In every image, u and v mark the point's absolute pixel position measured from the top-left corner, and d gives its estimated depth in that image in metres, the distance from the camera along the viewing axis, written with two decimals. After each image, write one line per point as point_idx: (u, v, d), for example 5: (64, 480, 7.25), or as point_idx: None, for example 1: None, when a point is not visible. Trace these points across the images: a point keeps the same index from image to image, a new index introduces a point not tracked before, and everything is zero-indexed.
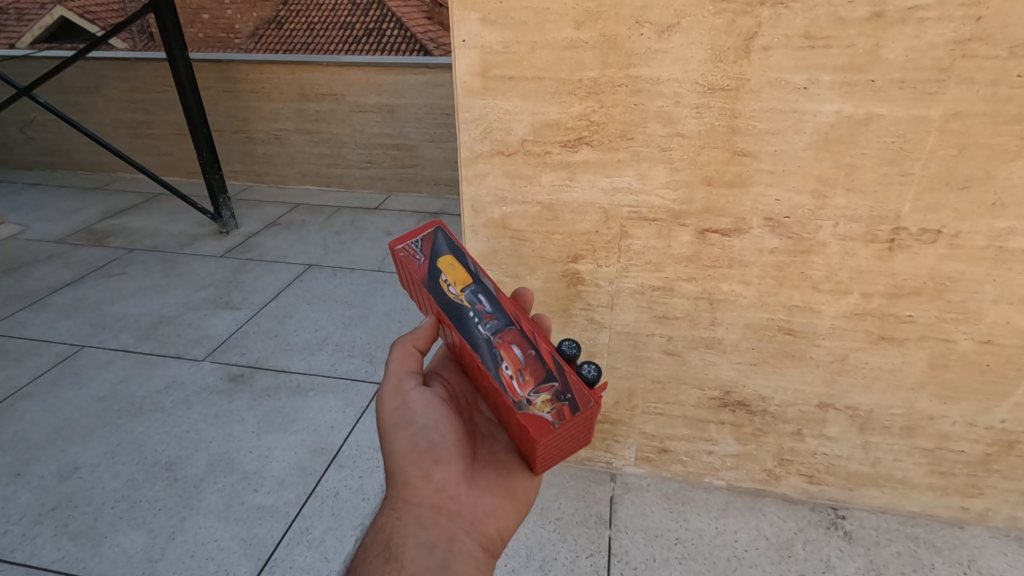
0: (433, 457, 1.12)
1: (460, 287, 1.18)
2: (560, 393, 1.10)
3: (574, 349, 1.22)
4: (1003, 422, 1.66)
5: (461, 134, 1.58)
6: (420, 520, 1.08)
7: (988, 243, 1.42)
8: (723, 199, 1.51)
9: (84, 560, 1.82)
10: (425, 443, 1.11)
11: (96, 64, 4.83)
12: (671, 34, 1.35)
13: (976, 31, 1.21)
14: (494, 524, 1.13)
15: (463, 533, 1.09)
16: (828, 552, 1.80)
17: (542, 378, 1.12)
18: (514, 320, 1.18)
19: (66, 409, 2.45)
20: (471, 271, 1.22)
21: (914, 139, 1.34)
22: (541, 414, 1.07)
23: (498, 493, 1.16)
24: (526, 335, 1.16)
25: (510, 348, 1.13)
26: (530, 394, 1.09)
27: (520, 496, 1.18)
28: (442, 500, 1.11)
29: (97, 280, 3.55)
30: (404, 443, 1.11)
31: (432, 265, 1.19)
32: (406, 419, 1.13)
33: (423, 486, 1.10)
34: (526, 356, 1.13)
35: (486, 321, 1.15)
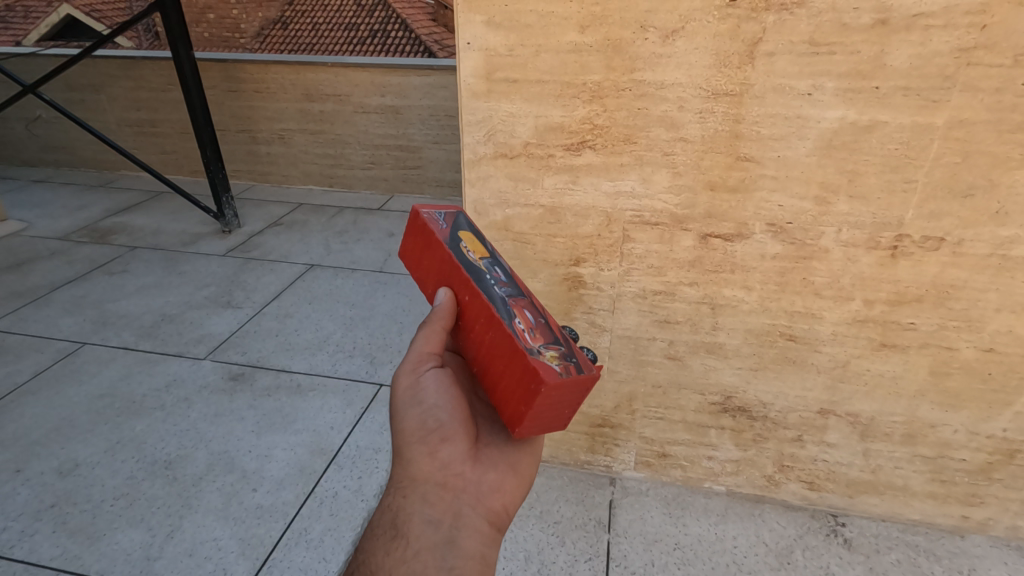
0: (437, 431, 1.03)
1: (479, 257, 1.18)
2: (567, 354, 1.04)
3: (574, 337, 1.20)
4: (1005, 430, 1.66)
5: (464, 136, 1.58)
6: (425, 496, 1.00)
7: (991, 251, 1.42)
8: (725, 204, 1.51)
9: (83, 557, 1.82)
10: (433, 420, 1.03)
11: (101, 62, 4.85)
12: (675, 39, 1.35)
13: (981, 39, 1.21)
14: (499, 498, 1.04)
15: (468, 507, 1.01)
16: (827, 559, 1.79)
17: (551, 338, 1.06)
18: (526, 293, 1.16)
19: (66, 407, 2.45)
20: (489, 252, 1.23)
21: (918, 146, 1.34)
22: (550, 363, 0.98)
23: (504, 469, 1.07)
24: (537, 307, 1.13)
25: (523, 311, 1.09)
26: (540, 346, 1.02)
27: (525, 471, 1.08)
28: (447, 477, 1.02)
29: (100, 278, 3.55)
30: (412, 422, 1.02)
31: (455, 232, 1.20)
32: (417, 396, 1.04)
33: (428, 462, 1.02)
34: (537, 321, 1.09)
35: (501, 285, 1.13)
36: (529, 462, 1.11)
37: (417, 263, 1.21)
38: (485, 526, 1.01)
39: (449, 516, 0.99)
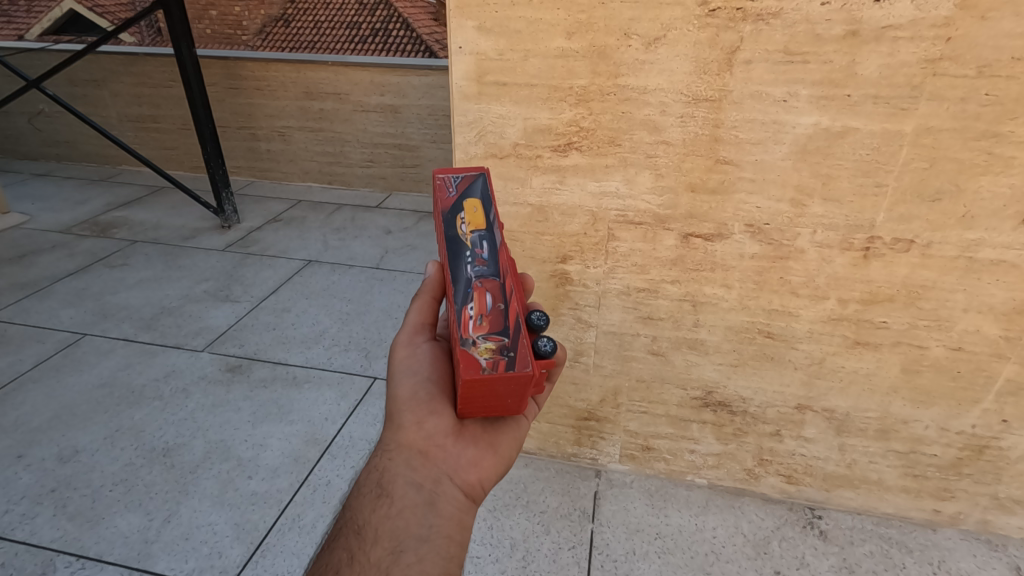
0: (424, 404, 1.06)
1: (472, 229, 1.13)
2: (505, 347, 0.98)
3: (543, 320, 1.05)
4: (974, 427, 1.72)
5: (456, 137, 1.64)
6: (408, 462, 1.05)
7: (958, 253, 1.48)
8: (706, 205, 1.57)
9: (82, 540, 1.87)
10: (423, 392, 1.07)
11: (104, 58, 4.90)
12: (657, 46, 1.41)
13: (946, 50, 1.27)
14: (475, 474, 1.07)
15: (447, 478, 1.05)
16: (803, 550, 1.85)
17: (499, 328, 1.01)
18: (503, 272, 1.08)
19: (67, 395, 2.51)
20: (492, 219, 1.16)
21: (888, 152, 1.40)
22: (479, 358, 0.97)
23: (485, 445, 1.09)
24: (505, 289, 1.06)
25: (482, 295, 1.05)
26: (476, 337, 0.99)
27: (503, 450, 1.11)
28: (430, 447, 1.06)
29: (100, 270, 3.61)
30: (403, 391, 1.08)
31: (459, 201, 1.18)
32: (411, 365, 1.10)
33: (414, 432, 1.06)
34: (493, 307, 1.03)
35: (476, 264, 1.09)
36: (509, 441, 1.13)
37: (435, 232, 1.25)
38: (462, 496, 1.06)
39: (429, 484, 1.04)
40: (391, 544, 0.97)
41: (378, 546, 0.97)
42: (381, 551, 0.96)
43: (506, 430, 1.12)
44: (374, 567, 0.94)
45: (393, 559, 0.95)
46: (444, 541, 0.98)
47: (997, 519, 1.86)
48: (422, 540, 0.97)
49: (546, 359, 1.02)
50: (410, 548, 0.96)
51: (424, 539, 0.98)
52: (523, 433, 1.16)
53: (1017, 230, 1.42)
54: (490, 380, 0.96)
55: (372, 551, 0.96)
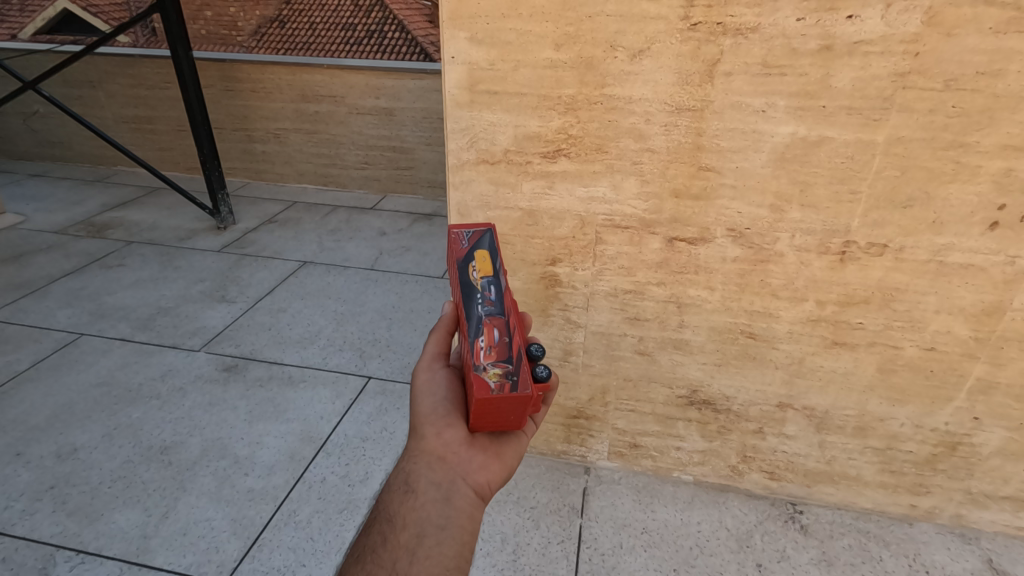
0: (442, 416, 1.10)
1: (482, 275, 1.22)
2: (510, 372, 1.05)
3: (541, 351, 1.12)
4: (947, 424, 1.79)
5: (449, 143, 1.70)
6: (428, 464, 1.06)
7: (929, 257, 1.54)
8: (689, 210, 1.63)
9: (81, 535, 1.91)
10: (442, 408, 1.11)
11: (100, 60, 4.93)
12: (642, 58, 1.47)
13: (915, 65, 1.34)
14: (489, 477, 1.08)
15: (464, 478, 1.06)
16: (784, 544, 1.91)
17: (504, 355, 1.08)
18: (508, 310, 1.16)
19: (64, 395, 2.54)
20: (500, 267, 1.25)
21: (861, 160, 1.47)
22: (488, 379, 1.04)
23: (499, 452, 1.12)
24: (510, 325, 1.13)
25: (491, 330, 1.12)
26: (486, 363, 1.07)
27: (511, 459, 1.12)
28: (448, 452, 1.07)
29: (97, 271, 3.64)
30: (423, 408, 1.12)
31: (471, 251, 1.27)
32: (429, 385, 1.15)
33: (433, 438, 1.08)
34: (499, 339, 1.10)
35: (485, 304, 1.17)
36: (517, 449, 1.15)
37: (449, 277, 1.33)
38: (477, 496, 1.06)
39: (447, 483, 1.04)
40: (415, 531, 0.99)
41: (404, 532, 0.99)
42: (407, 536, 0.98)
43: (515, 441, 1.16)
44: (401, 550, 0.97)
45: (417, 543, 0.97)
46: (460, 534, 1.00)
47: (970, 513, 1.93)
48: (441, 530, 0.99)
49: (541, 383, 1.13)
50: (431, 536, 0.98)
51: (442, 529, 0.99)
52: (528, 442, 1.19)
53: (984, 235, 1.49)
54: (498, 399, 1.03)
55: (398, 537, 0.99)
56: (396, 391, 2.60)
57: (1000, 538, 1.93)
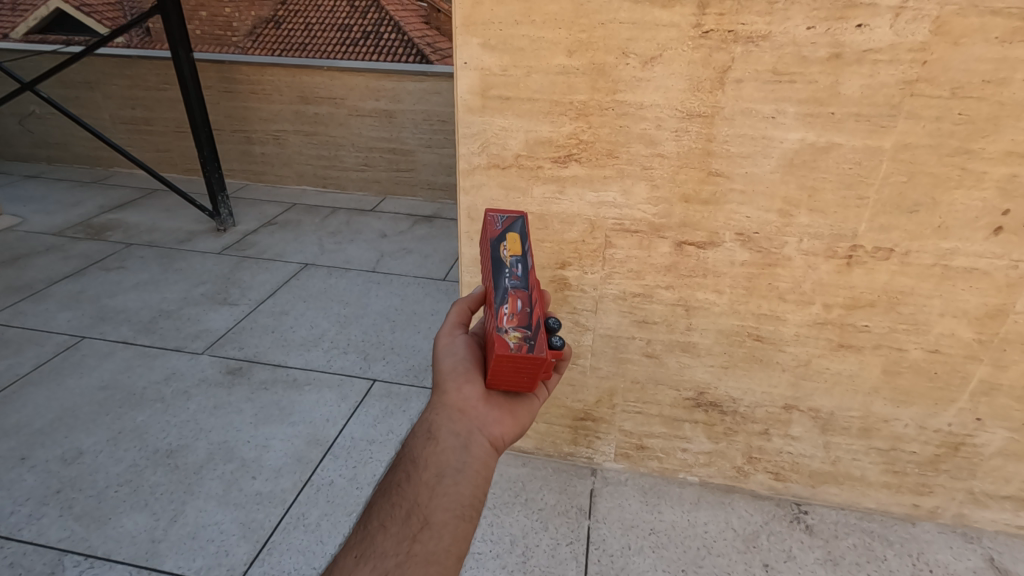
0: (463, 372, 1.11)
1: (513, 254, 1.23)
2: (527, 337, 1.06)
3: (559, 323, 1.14)
4: (950, 425, 1.82)
5: (460, 147, 1.71)
6: (448, 415, 1.06)
7: (934, 261, 1.57)
8: (699, 215, 1.65)
9: (89, 539, 1.91)
10: (462, 365, 1.13)
11: (98, 61, 4.90)
12: (654, 64, 1.49)
13: (922, 73, 1.36)
14: (505, 431, 1.08)
15: (481, 429, 1.06)
16: (789, 544, 1.94)
17: (525, 321, 1.09)
18: (533, 285, 1.17)
19: (68, 398, 2.53)
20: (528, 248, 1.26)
21: (869, 166, 1.49)
22: (508, 340, 1.05)
23: (515, 409, 1.12)
24: (534, 298, 1.14)
25: (515, 300, 1.13)
26: (507, 326, 1.08)
27: (527, 418, 1.12)
28: (467, 405, 1.08)
29: (96, 273, 3.62)
30: (445, 365, 1.13)
31: (504, 233, 1.29)
32: (451, 347, 1.17)
33: (453, 392, 1.09)
34: (522, 308, 1.11)
35: (512, 277, 1.18)
36: (535, 409, 1.15)
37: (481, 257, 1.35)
38: (493, 448, 1.06)
39: (466, 432, 1.04)
40: (434, 471, 0.99)
41: (425, 471, 0.99)
42: (427, 475, 0.99)
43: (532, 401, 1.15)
44: (422, 487, 0.97)
45: (436, 482, 0.98)
46: (476, 478, 0.99)
47: (972, 512, 1.96)
48: (458, 472, 0.99)
49: (555, 351, 1.11)
50: (449, 476, 0.98)
51: (459, 472, 0.99)
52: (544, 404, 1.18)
53: (988, 240, 1.52)
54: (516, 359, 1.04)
55: (419, 475, 0.99)
56: (401, 393, 2.61)
57: (1001, 537, 1.96)
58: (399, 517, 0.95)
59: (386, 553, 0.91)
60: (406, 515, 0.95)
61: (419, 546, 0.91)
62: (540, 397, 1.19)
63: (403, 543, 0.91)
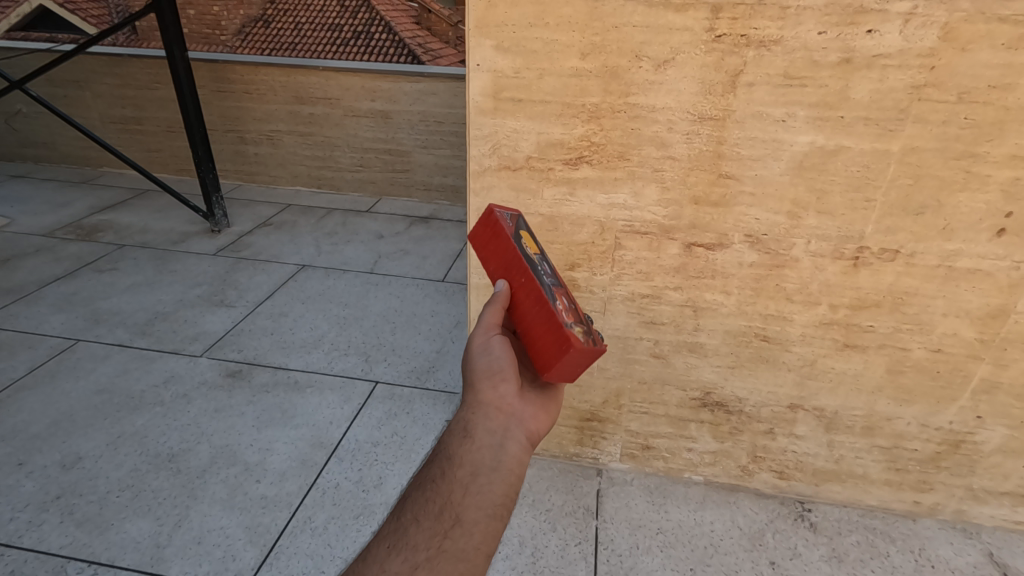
0: (498, 371, 1.08)
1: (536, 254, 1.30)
2: (587, 333, 1.16)
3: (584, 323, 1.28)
4: (951, 423, 1.85)
5: (471, 149, 1.71)
6: (484, 413, 1.03)
7: (938, 262, 1.60)
8: (708, 217, 1.67)
9: (92, 546, 1.88)
10: (498, 364, 1.09)
11: (87, 59, 4.82)
12: (666, 68, 1.50)
13: (930, 78, 1.39)
14: (539, 426, 1.07)
15: (518, 426, 1.04)
16: (795, 541, 1.96)
17: (576, 318, 1.20)
18: (562, 285, 1.28)
19: (65, 402, 2.49)
20: (539, 248, 1.36)
21: (876, 169, 1.52)
22: (577, 334, 1.12)
23: (544, 403, 1.13)
24: (569, 296, 1.26)
25: (561, 298, 1.22)
26: (570, 323, 1.14)
27: (555, 409, 1.13)
28: (504, 403, 1.05)
29: (89, 275, 3.56)
30: (479, 364, 1.09)
31: (516, 229, 1.33)
32: (487, 347, 1.11)
33: (489, 391, 1.06)
34: (569, 306, 1.21)
35: (547, 275, 1.25)
36: (560, 402, 1.16)
37: (485, 253, 1.31)
38: (529, 443, 1.04)
39: (503, 430, 1.02)
40: (469, 470, 0.97)
41: (460, 469, 0.97)
42: (462, 473, 0.97)
43: (557, 391, 1.18)
44: (456, 484, 0.96)
45: (471, 480, 0.96)
46: (511, 477, 0.98)
47: (971, 509, 2.00)
48: (493, 471, 0.97)
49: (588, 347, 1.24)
50: (484, 475, 0.96)
51: (494, 471, 0.97)
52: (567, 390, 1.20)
53: (991, 242, 1.55)
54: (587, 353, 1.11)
55: (454, 472, 0.97)
56: (404, 395, 2.60)
57: (999, 532, 2.01)
58: (432, 512, 0.94)
59: (417, 546, 0.90)
60: (439, 511, 0.93)
61: (449, 543, 0.91)
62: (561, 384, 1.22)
63: (434, 538, 0.91)
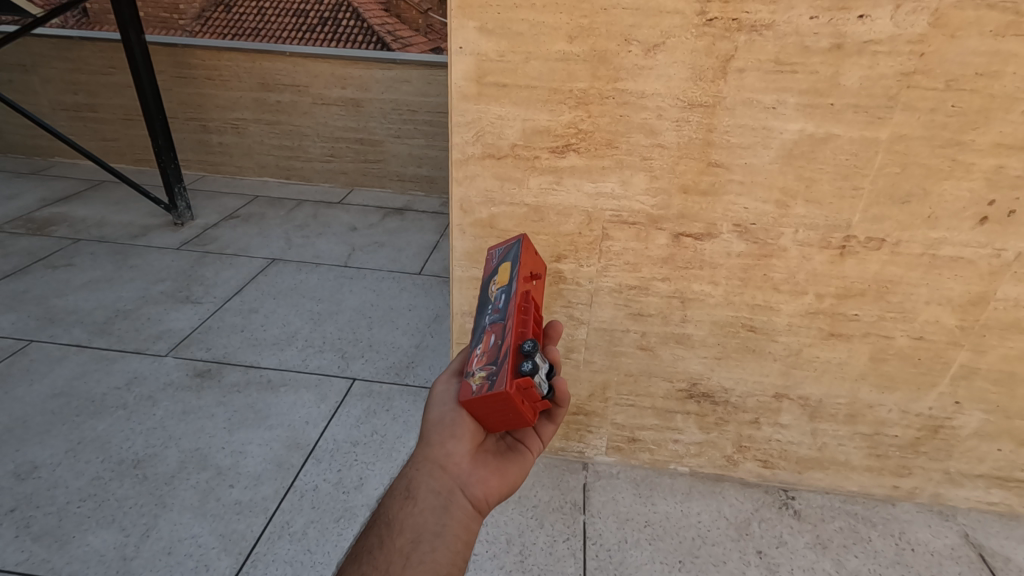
0: (451, 426, 1.13)
1: (498, 286, 1.34)
2: (489, 373, 1.10)
3: (530, 346, 1.11)
4: (930, 409, 1.88)
5: (453, 136, 1.64)
6: (430, 471, 1.09)
7: (923, 250, 1.61)
8: (697, 206, 1.64)
9: (51, 561, 1.76)
10: (450, 417, 1.14)
11: (34, 41, 4.52)
12: (656, 52, 1.46)
13: (920, 65, 1.38)
14: (487, 491, 1.11)
15: (463, 489, 1.09)
16: (780, 529, 1.96)
17: (492, 357, 1.13)
18: (507, 313, 1.21)
19: (18, 407, 2.34)
20: (512, 274, 1.34)
21: (864, 157, 1.51)
22: (469, 382, 1.12)
23: (500, 467, 1.15)
24: (504, 327, 1.18)
25: (489, 336, 1.20)
26: (475, 368, 1.15)
27: (511, 478, 1.15)
28: (449, 462, 1.10)
29: (41, 272, 3.35)
30: (433, 415, 1.16)
31: (497, 267, 1.44)
32: (442, 398, 1.19)
33: (436, 446, 1.11)
34: (491, 344, 1.17)
35: (492, 313, 1.27)
36: (521, 468, 1.18)
37: None
38: (473, 508, 1.08)
39: (447, 491, 1.07)
40: (410, 537, 1.01)
41: (400, 537, 1.01)
42: (402, 540, 1.00)
43: (519, 456, 1.19)
44: (396, 554, 0.99)
45: (412, 548, 0.99)
46: (456, 543, 1.02)
47: (947, 491, 2.04)
48: (436, 536, 1.01)
49: (526, 377, 1.07)
50: (427, 542, 1.00)
51: (438, 536, 1.01)
52: (532, 461, 1.21)
53: (974, 230, 1.56)
54: (478, 400, 1.08)
55: (393, 541, 1.01)
56: (383, 393, 2.52)
57: (974, 513, 2.05)
58: None
59: None
60: None
61: None
62: (529, 453, 1.22)
63: None
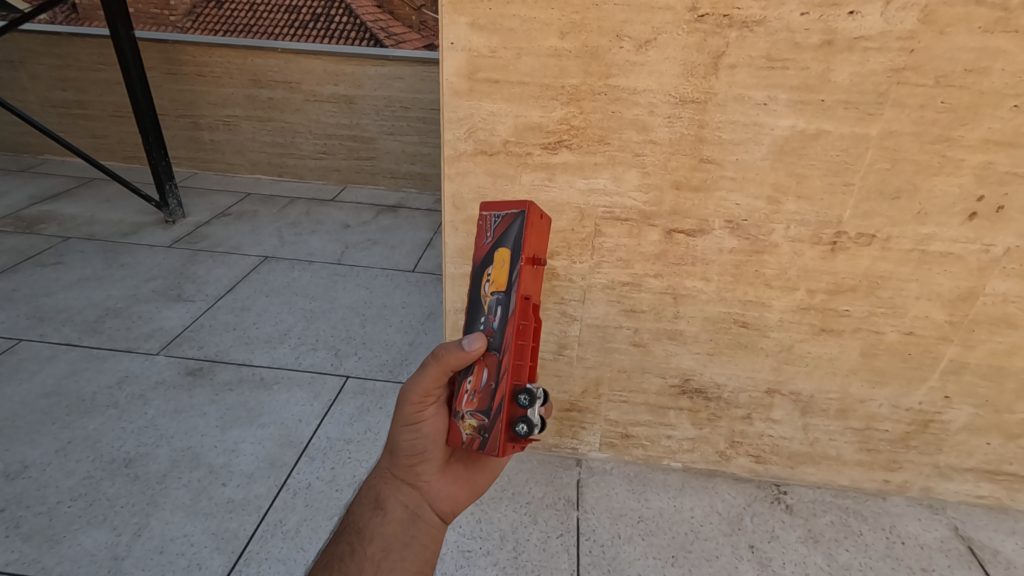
0: (419, 451, 1.18)
1: (493, 291, 1.22)
2: (482, 428, 1.16)
3: (526, 403, 1.16)
4: (920, 403, 1.89)
5: (445, 133, 1.64)
6: (398, 488, 1.17)
7: (913, 246, 1.62)
8: (689, 202, 1.64)
9: (41, 561, 1.75)
10: (420, 445, 1.17)
11: (22, 37, 4.48)
12: (648, 48, 1.46)
13: (909, 61, 1.39)
14: (455, 503, 1.19)
15: (431, 503, 1.17)
16: (772, 524, 1.98)
17: (484, 408, 1.16)
18: (504, 351, 1.15)
19: (7, 407, 2.32)
20: (508, 278, 1.19)
21: (855, 153, 1.52)
22: (459, 429, 1.17)
23: (468, 477, 1.22)
24: (499, 373, 1.15)
25: (482, 371, 1.17)
26: (466, 412, 1.18)
27: (479, 485, 1.24)
28: (418, 479, 1.18)
29: (31, 271, 3.32)
30: (403, 441, 1.18)
31: (493, 248, 1.27)
32: (414, 425, 1.17)
33: (405, 466, 1.18)
34: (484, 388, 1.16)
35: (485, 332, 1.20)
36: (490, 473, 1.26)
37: None
38: (441, 518, 1.18)
39: (415, 506, 1.16)
40: (380, 546, 1.10)
41: (370, 545, 1.11)
42: (373, 549, 1.10)
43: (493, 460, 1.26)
44: (366, 562, 1.08)
45: (382, 557, 1.09)
46: (423, 553, 1.12)
47: (937, 485, 2.06)
48: (405, 547, 1.11)
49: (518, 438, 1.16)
50: (395, 552, 1.10)
51: (407, 547, 1.11)
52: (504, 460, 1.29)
53: (963, 225, 1.57)
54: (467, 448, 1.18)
55: (365, 549, 1.10)
56: (376, 390, 2.51)
57: (963, 507, 2.07)
58: None
59: None
60: None
61: None
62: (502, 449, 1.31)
63: None
